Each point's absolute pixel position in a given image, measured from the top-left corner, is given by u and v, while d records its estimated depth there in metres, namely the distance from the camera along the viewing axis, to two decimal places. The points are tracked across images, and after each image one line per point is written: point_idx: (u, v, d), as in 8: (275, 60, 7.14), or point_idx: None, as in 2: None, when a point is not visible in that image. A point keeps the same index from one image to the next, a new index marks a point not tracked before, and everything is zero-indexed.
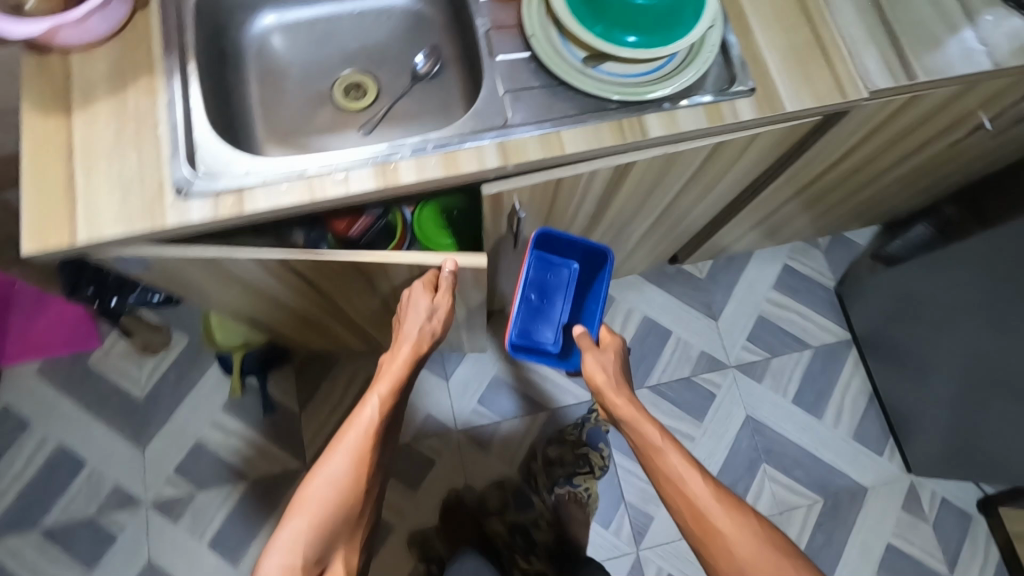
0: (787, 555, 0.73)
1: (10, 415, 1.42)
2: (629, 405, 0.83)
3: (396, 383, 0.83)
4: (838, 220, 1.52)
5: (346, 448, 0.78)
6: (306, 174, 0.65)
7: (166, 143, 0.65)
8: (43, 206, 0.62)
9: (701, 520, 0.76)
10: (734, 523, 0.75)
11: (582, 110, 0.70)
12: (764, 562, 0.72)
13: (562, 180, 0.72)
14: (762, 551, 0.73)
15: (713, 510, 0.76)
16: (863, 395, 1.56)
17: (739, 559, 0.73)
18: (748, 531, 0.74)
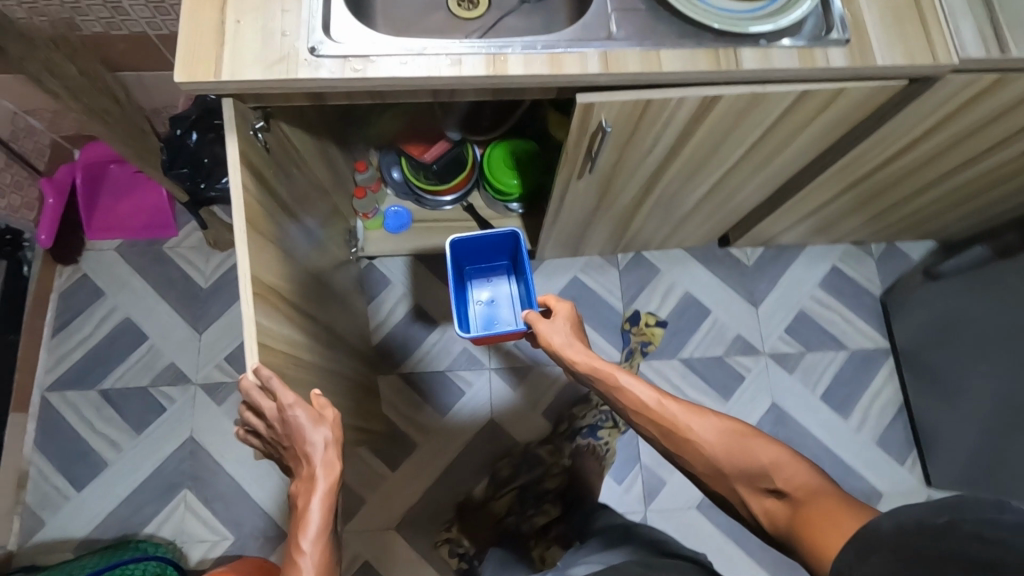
0: (747, 437, 0.83)
1: (86, 283, 1.53)
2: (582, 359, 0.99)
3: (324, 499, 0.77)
4: (895, 227, 1.53)
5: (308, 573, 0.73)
6: (425, 53, 0.72)
7: (307, 9, 0.73)
8: (196, 44, 0.70)
9: (666, 427, 0.88)
10: (696, 423, 0.86)
11: (682, 36, 0.75)
12: (727, 447, 0.82)
13: (652, 101, 0.78)
14: (726, 438, 0.83)
15: (677, 414, 0.88)
16: (893, 404, 1.56)
17: (708, 450, 0.84)
18: (712, 424, 0.85)
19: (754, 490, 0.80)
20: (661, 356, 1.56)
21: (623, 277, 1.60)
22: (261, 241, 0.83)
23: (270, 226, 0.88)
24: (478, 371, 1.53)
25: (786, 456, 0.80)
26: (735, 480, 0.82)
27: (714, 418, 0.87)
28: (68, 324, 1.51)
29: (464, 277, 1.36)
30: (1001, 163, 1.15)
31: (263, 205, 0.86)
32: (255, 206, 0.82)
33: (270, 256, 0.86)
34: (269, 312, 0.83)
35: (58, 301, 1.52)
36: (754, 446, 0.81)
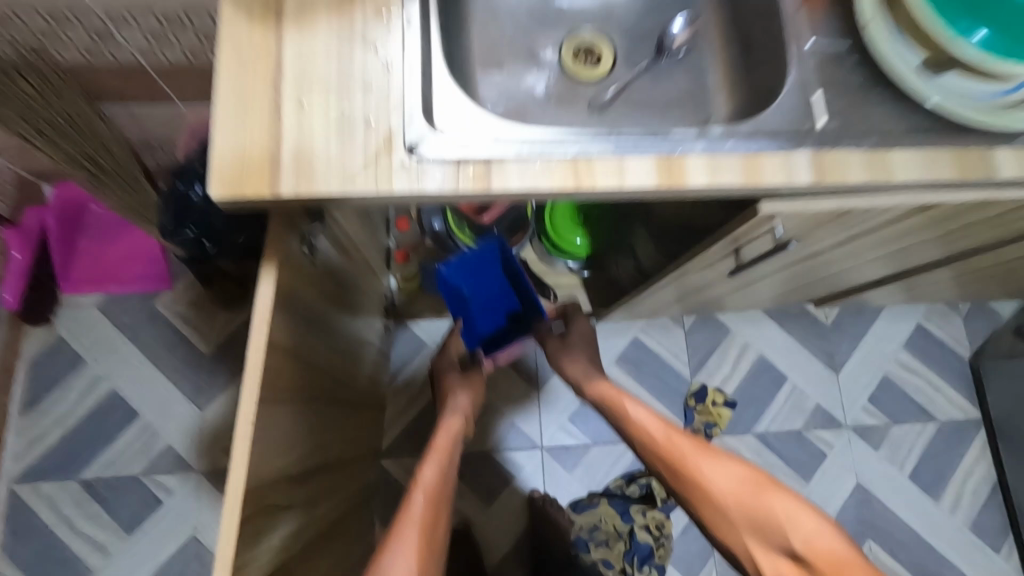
0: (764, 486, 0.77)
1: (63, 349, 1.29)
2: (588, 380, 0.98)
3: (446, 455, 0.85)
4: (998, 288, 1.36)
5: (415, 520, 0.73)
6: (572, 153, 0.52)
7: (406, 86, 0.53)
8: (240, 141, 0.51)
9: (672, 462, 0.84)
10: (704, 463, 0.81)
11: (911, 129, 0.58)
12: (741, 499, 0.77)
13: (854, 212, 0.60)
14: (740, 487, 0.78)
15: (684, 450, 0.83)
16: (987, 483, 1.40)
17: (719, 499, 0.78)
18: (720, 466, 0.81)
19: (766, 545, 0.74)
20: (734, 430, 1.38)
21: (690, 339, 1.41)
22: (276, 412, 0.59)
23: (292, 373, 0.63)
24: (529, 451, 1.33)
25: (805, 513, 0.74)
26: (746, 533, 0.76)
27: (730, 462, 0.81)
28: (42, 399, 1.26)
29: (466, 308, 1.07)
30: None
31: (291, 347, 0.62)
32: (275, 366, 0.58)
33: (289, 426, 0.62)
34: (263, 522, 0.57)
35: (29, 371, 1.27)
36: (773, 501, 0.75)
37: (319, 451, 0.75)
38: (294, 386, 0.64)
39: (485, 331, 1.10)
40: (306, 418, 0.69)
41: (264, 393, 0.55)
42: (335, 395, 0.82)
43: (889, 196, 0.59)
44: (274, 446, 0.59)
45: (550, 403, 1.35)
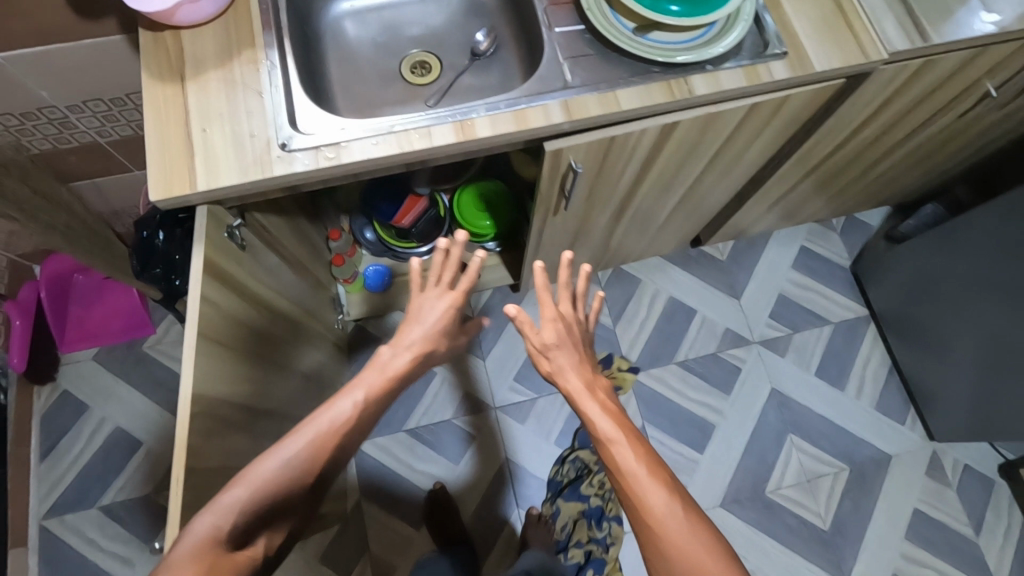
0: (713, 550, 0.68)
1: (68, 399, 1.49)
2: (559, 360, 0.80)
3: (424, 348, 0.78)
4: (851, 202, 1.61)
5: (308, 436, 0.70)
6: (395, 130, 0.74)
7: (270, 111, 0.74)
8: (164, 162, 0.71)
9: (645, 512, 0.70)
10: (673, 522, 0.69)
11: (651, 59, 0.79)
12: (690, 564, 0.67)
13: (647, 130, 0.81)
14: (692, 542, 0.68)
15: (658, 502, 0.70)
16: (883, 367, 1.62)
17: (668, 552, 0.68)
18: (695, 534, 0.68)
19: None
20: (658, 363, 1.59)
21: (608, 294, 1.64)
22: (224, 353, 0.80)
23: (244, 330, 0.88)
24: (485, 413, 1.53)
25: None
26: None
27: (695, 514, 0.70)
28: (56, 447, 1.45)
29: (379, 210, 1.37)
30: (937, 133, 1.22)
31: (236, 272, 0.85)
32: (226, 322, 0.81)
33: (239, 316, 0.86)
34: (216, 364, 0.78)
35: (41, 425, 1.46)
36: (715, 566, 0.67)
37: (253, 397, 0.92)
38: (235, 342, 0.84)
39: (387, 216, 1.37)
40: (249, 326, 0.90)
41: (207, 338, 0.75)
42: (273, 360, 1.01)
43: (680, 111, 0.81)
44: (218, 381, 0.78)
45: (496, 368, 1.56)
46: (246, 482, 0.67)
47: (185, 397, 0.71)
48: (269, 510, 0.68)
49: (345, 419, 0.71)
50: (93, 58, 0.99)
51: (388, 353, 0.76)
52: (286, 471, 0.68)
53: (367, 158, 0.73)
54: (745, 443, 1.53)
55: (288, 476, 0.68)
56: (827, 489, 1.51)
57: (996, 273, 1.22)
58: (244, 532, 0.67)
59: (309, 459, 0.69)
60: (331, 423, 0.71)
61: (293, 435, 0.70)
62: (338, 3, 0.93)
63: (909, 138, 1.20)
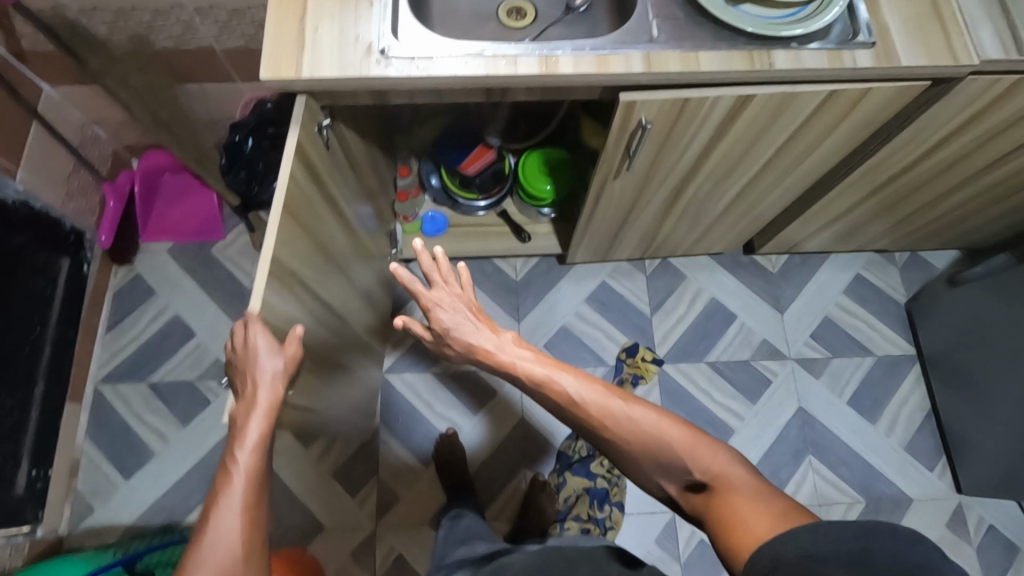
0: (661, 421, 0.81)
1: (140, 282, 1.63)
2: (462, 339, 0.94)
3: (270, 400, 0.75)
4: (918, 236, 1.57)
5: (216, 531, 0.68)
6: (484, 54, 0.79)
7: (376, 20, 0.81)
8: (276, 49, 0.79)
9: (591, 420, 0.84)
10: (618, 418, 0.82)
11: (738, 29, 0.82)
12: (641, 441, 0.80)
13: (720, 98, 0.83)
14: (638, 423, 0.81)
15: (592, 408, 0.84)
16: (921, 410, 1.58)
17: (628, 444, 0.81)
18: (642, 413, 0.82)
19: (671, 477, 0.79)
20: (688, 359, 1.60)
21: (650, 283, 1.66)
22: (299, 230, 0.87)
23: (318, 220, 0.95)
24: None
25: (703, 448, 0.78)
26: (649, 471, 0.81)
27: (631, 400, 0.83)
28: (122, 322, 1.59)
29: (447, 157, 1.45)
30: (1020, 170, 1.19)
31: (321, 165, 0.93)
32: (304, 204, 0.88)
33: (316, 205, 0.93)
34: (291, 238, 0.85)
35: (113, 300, 1.61)
36: (668, 432, 0.79)
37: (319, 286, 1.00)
38: (310, 226, 0.92)
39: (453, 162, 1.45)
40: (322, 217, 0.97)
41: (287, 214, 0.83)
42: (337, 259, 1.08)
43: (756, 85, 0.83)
44: (294, 254, 0.86)
45: (527, 333, 1.61)
46: None
47: (264, 259, 0.78)
48: None
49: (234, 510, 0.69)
50: None
51: (243, 414, 0.74)
52: (230, 543, 0.68)
53: (456, 75, 0.78)
54: (762, 455, 1.52)
55: (233, 547, 0.68)
56: (837, 517, 1.48)
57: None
58: None
59: (231, 539, 0.68)
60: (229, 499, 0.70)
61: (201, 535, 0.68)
62: None
63: (990, 168, 1.17)
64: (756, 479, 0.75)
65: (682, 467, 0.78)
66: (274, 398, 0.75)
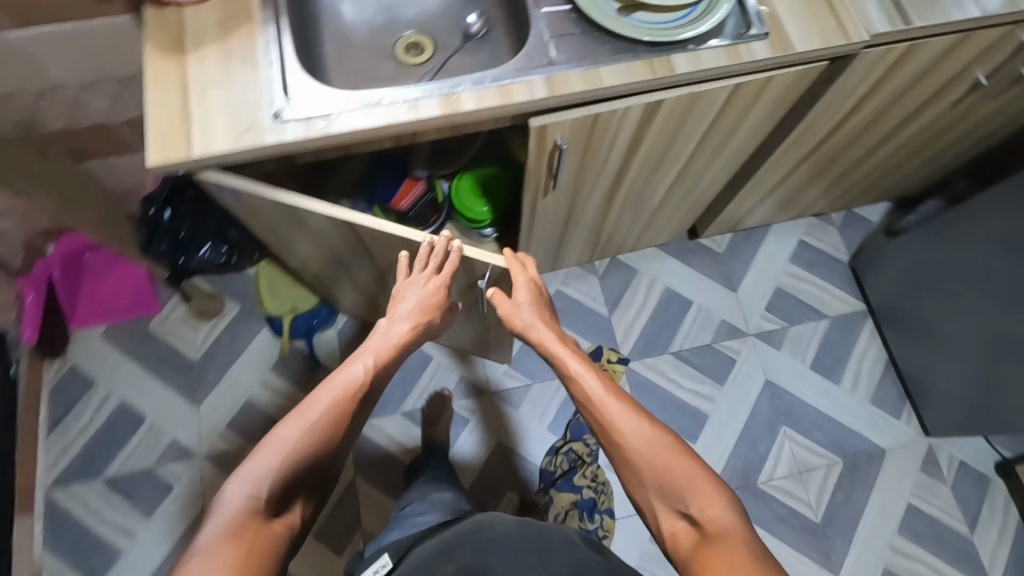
0: (673, 449, 0.85)
1: (76, 374, 1.54)
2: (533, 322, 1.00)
3: (418, 326, 0.99)
4: (851, 195, 1.60)
5: (330, 398, 0.89)
6: (383, 104, 0.76)
7: (264, 83, 0.77)
8: (162, 130, 0.74)
9: (609, 424, 0.89)
10: (637, 432, 0.87)
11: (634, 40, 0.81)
12: (650, 460, 0.84)
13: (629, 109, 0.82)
14: (650, 443, 0.85)
15: (615, 412, 0.90)
16: (880, 361, 1.62)
17: (636, 457, 0.85)
18: (653, 431, 0.87)
19: (668, 506, 0.83)
20: (653, 352, 1.60)
21: (604, 282, 1.65)
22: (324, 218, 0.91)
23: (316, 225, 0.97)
24: (479, 397, 1.55)
25: (701, 485, 0.81)
26: (649, 493, 0.84)
27: (650, 424, 0.88)
28: (63, 419, 1.50)
29: (377, 197, 1.42)
30: (932, 123, 1.22)
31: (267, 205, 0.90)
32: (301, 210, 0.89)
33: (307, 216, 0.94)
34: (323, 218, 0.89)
35: (51, 397, 1.52)
36: (676, 461, 0.84)
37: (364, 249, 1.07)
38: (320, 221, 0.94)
39: (385, 199, 1.42)
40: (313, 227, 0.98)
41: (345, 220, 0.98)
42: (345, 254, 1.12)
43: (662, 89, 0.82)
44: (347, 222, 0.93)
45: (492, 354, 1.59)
46: (283, 441, 0.84)
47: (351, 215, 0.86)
48: (303, 468, 0.84)
49: (364, 373, 0.92)
50: (105, 38, 1.03)
51: (388, 329, 0.98)
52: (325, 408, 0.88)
53: (357, 129, 0.75)
54: (738, 433, 1.54)
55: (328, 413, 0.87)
56: (819, 481, 1.50)
57: (993, 257, 1.23)
58: (288, 487, 0.82)
59: (331, 413, 0.88)
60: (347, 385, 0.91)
61: (315, 400, 0.88)
62: None
63: (903, 126, 1.20)
64: (745, 527, 0.78)
65: (683, 497, 0.81)
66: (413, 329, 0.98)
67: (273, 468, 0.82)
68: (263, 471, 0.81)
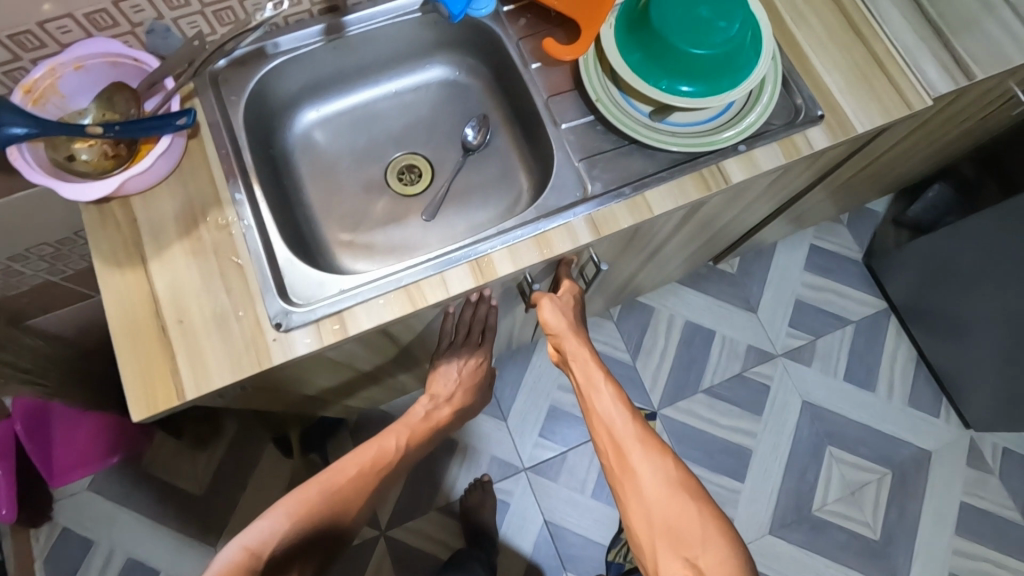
0: (690, 495, 0.76)
1: (69, 536, 1.38)
2: (568, 337, 0.89)
3: (456, 404, 0.98)
4: (862, 198, 1.53)
5: (360, 460, 0.84)
6: (403, 283, 0.63)
7: (254, 282, 0.63)
8: (139, 370, 0.60)
9: (623, 456, 0.80)
10: (653, 471, 0.78)
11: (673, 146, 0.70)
12: (665, 504, 0.75)
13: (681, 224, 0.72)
14: (666, 488, 0.76)
15: (634, 442, 0.81)
16: (911, 359, 1.59)
17: (648, 498, 0.76)
18: (667, 471, 0.78)
19: (677, 559, 0.72)
20: (685, 394, 1.53)
21: (622, 328, 1.56)
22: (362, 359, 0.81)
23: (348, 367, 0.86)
24: (514, 477, 1.46)
25: (712, 545, 0.71)
26: (657, 542, 0.74)
27: (666, 463, 0.79)
28: None
29: None
30: (959, 135, 1.14)
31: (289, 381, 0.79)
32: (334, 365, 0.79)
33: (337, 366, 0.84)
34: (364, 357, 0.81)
35: (47, 568, 1.36)
36: (689, 510, 0.74)
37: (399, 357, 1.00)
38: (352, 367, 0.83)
39: None
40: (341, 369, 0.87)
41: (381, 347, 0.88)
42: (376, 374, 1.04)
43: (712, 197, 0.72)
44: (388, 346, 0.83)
45: (519, 427, 1.50)
46: (294, 497, 0.76)
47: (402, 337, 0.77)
48: (309, 534, 0.75)
49: (398, 450, 0.88)
50: (30, 208, 0.86)
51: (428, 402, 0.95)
52: (349, 476, 0.81)
53: (379, 322, 0.62)
54: (784, 463, 1.49)
55: (349, 481, 0.80)
56: (872, 496, 1.47)
57: None
58: (288, 553, 0.72)
59: (355, 478, 0.81)
60: (383, 455, 0.86)
61: (342, 462, 0.82)
62: (303, 113, 0.81)
63: (931, 143, 1.12)
64: None
65: (696, 552, 0.71)
66: (450, 409, 0.97)
67: (276, 528, 0.73)
68: (266, 529, 0.73)
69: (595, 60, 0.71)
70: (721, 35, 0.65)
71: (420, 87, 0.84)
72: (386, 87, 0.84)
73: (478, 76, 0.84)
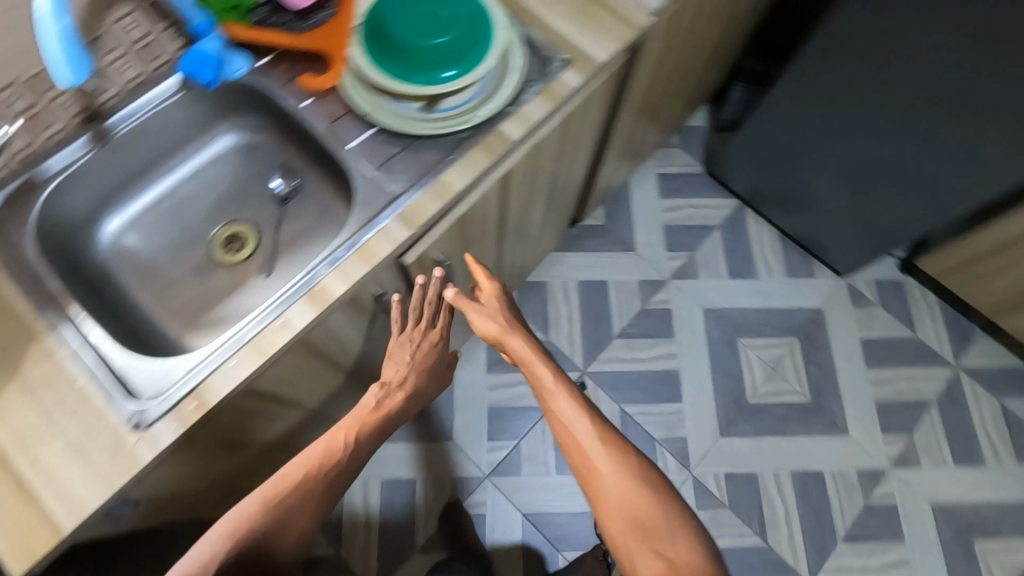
0: (653, 487, 0.78)
1: None
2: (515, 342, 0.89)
3: (411, 388, 0.90)
4: (679, 118, 1.69)
5: (301, 466, 0.80)
6: (247, 339, 0.65)
7: (98, 397, 0.62)
8: (6, 527, 0.58)
9: (585, 456, 0.81)
10: (617, 470, 0.79)
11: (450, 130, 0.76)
12: (630, 497, 0.77)
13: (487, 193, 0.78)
14: (629, 483, 0.78)
15: (595, 441, 0.82)
16: (775, 238, 1.76)
17: (613, 492, 0.78)
18: (628, 466, 0.80)
19: (648, 550, 0.73)
20: (602, 346, 1.61)
21: (525, 311, 1.63)
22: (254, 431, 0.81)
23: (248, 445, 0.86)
24: (480, 487, 1.48)
25: (676, 533, 0.74)
26: (624, 535, 0.75)
27: (629, 460, 0.81)
28: None
29: None
30: (720, 33, 1.30)
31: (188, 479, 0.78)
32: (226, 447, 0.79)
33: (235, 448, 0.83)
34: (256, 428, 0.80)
35: None
36: (652, 501, 0.76)
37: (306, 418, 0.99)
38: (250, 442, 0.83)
39: None
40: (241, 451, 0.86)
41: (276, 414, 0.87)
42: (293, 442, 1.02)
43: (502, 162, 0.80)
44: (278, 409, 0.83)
45: (468, 439, 1.51)
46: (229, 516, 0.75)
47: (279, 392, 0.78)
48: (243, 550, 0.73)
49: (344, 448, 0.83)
50: None
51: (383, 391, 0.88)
52: (288, 486, 0.78)
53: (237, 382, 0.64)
54: (709, 369, 1.60)
55: (287, 491, 0.77)
56: (790, 366, 1.61)
57: (825, 118, 1.33)
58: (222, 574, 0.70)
59: (292, 487, 0.78)
60: (328, 456, 0.81)
61: (282, 471, 0.79)
62: (105, 224, 0.83)
63: (698, 49, 1.26)
64: None
65: (665, 541, 0.73)
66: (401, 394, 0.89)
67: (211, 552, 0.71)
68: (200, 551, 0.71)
69: (356, 78, 0.77)
70: (449, 23, 0.73)
71: (214, 160, 0.88)
72: (180, 171, 0.87)
73: (268, 132, 0.87)
